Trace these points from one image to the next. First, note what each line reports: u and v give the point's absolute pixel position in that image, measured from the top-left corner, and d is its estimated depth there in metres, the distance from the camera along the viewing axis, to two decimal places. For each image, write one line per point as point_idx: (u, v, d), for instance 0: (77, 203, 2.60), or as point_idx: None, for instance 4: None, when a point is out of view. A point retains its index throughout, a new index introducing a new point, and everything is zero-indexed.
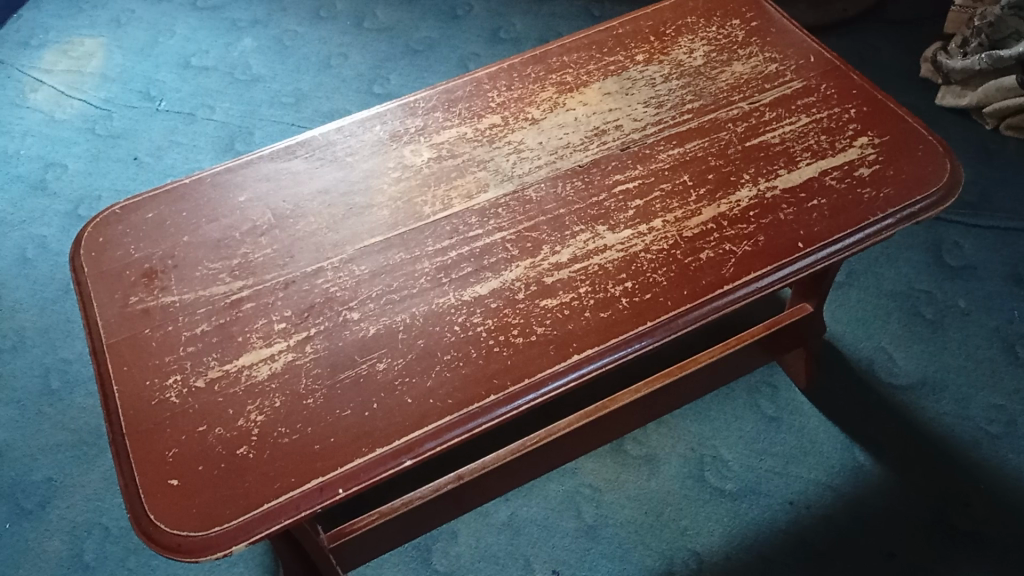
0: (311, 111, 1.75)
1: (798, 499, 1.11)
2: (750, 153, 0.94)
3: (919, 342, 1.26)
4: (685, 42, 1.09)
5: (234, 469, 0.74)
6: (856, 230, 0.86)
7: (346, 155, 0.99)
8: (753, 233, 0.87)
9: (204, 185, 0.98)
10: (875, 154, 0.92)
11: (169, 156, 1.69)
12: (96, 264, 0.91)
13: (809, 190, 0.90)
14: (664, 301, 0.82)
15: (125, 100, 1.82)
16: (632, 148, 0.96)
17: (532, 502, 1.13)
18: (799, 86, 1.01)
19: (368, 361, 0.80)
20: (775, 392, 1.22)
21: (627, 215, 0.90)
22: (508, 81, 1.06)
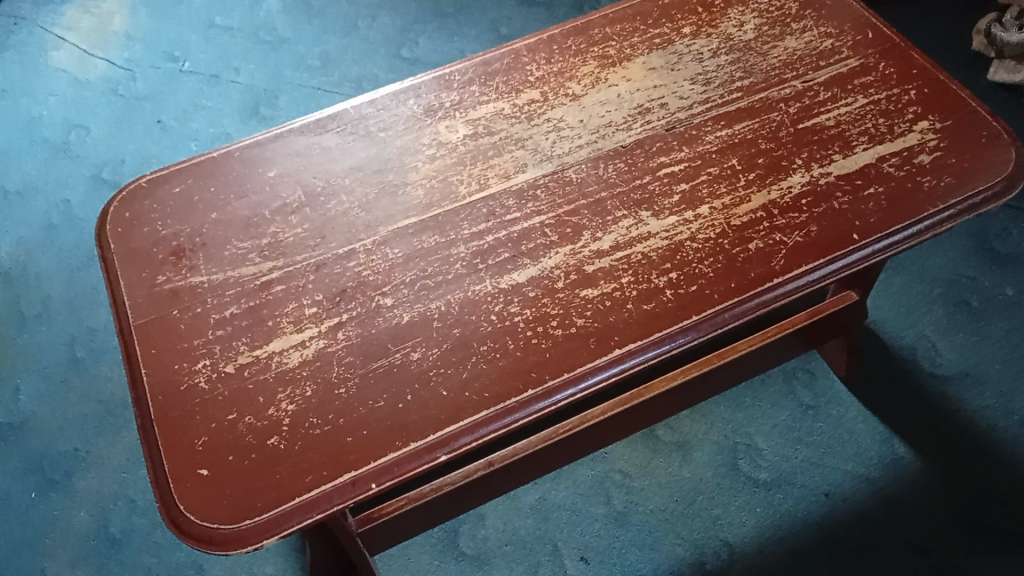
0: (339, 75, 1.71)
1: (834, 491, 1.08)
2: (803, 136, 0.89)
3: (964, 331, 1.22)
4: (735, 14, 1.03)
5: (265, 461, 0.72)
6: (915, 222, 0.82)
7: (378, 130, 0.95)
8: (805, 223, 0.83)
9: (232, 159, 0.95)
10: (936, 140, 0.87)
11: (194, 121, 1.65)
12: (122, 240, 0.89)
13: (865, 177, 0.85)
14: (709, 294, 0.79)
15: (149, 60, 1.78)
16: (678, 128, 0.92)
17: (561, 487, 1.11)
18: (856, 65, 0.95)
19: (402, 351, 0.78)
20: (813, 379, 1.19)
21: (672, 200, 0.86)
22: (547, 54, 1.01)
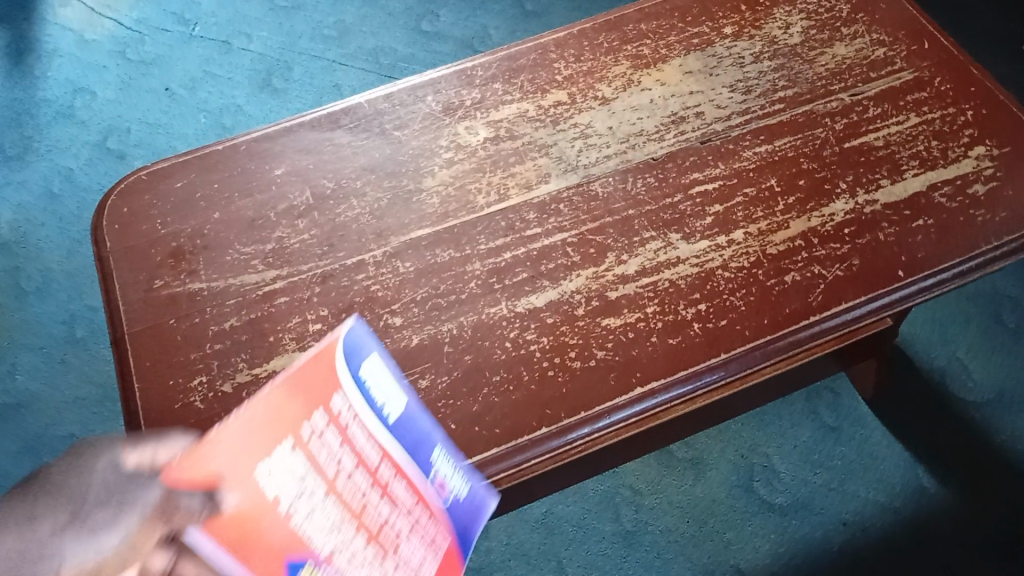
0: (355, 47, 1.64)
1: (853, 519, 1.04)
2: (848, 157, 0.83)
3: (999, 355, 1.17)
4: (781, 15, 0.96)
5: None
6: (965, 259, 0.76)
7: (393, 128, 0.89)
8: (847, 255, 0.77)
9: (238, 153, 0.89)
10: (993, 168, 0.81)
11: (203, 89, 1.59)
12: (119, 238, 0.84)
13: (914, 207, 0.79)
14: (740, 330, 0.74)
15: (158, 21, 1.71)
16: (714, 141, 0.86)
17: (568, 501, 1.08)
18: (910, 78, 0.88)
19: (410, 377, 0.73)
20: (837, 399, 1.14)
21: (705, 222, 0.80)
22: (577, 50, 0.95)
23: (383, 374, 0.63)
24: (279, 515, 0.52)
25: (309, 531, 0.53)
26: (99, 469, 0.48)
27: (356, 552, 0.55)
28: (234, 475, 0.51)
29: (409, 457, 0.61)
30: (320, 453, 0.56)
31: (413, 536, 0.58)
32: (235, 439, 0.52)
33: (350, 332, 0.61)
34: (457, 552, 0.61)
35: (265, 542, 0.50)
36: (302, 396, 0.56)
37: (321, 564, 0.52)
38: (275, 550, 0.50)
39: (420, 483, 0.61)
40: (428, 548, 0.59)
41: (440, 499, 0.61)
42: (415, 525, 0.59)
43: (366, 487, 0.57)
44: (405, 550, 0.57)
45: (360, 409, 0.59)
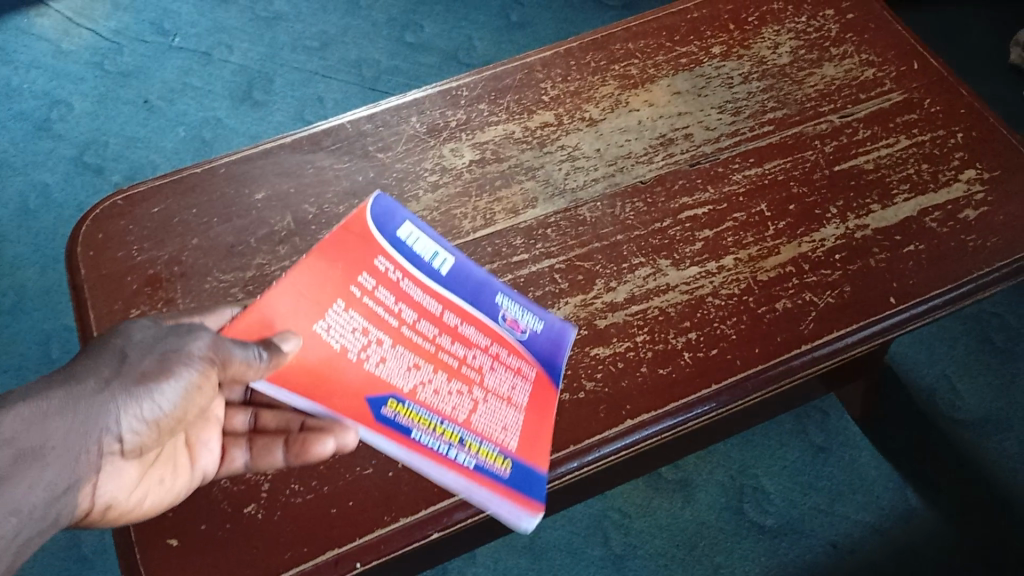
0: (338, 59, 1.62)
1: (842, 541, 1.05)
2: (838, 180, 0.82)
3: (987, 373, 1.17)
4: (769, 34, 0.96)
5: (241, 532, 0.65)
6: (957, 285, 0.74)
7: (377, 150, 0.88)
8: (838, 282, 0.75)
9: (217, 176, 0.87)
10: (984, 192, 0.80)
11: (182, 101, 1.57)
12: (94, 265, 0.81)
13: (906, 232, 0.78)
14: (732, 360, 0.72)
15: (136, 31, 1.69)
16: (702, 164, 0.85)
17: (556, 525, 1.06)
18: (899, 100, 0.88)
19: None
20: (825, 419, 1.14)
21: (694, 248, 0.79)
22: (563, 70, 0.94)
23: (418, 236, 0.75)
24: (350, 361, 0.66)
25: (387, 372, 0.67)
26: (135, 333, 0.58)
27: (436, 383, 0.68)
28: (299, 333, 0.65)
29: (468, 301, 0.74)
30: (378, 307, 0.69)
31: (497, 364, 0.71)
32: (290, 309, 0.65)
33: (375, 203, 0.74)
34: (546, 375, 0.72)
35: (344, 385, 0.64)
36: (343, 263, 0.69)
37: (405, 397, 0.66)
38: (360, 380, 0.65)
39: (484, 320, 0.73)
40: (514, 375, 0.71)
41: (512, 332, 0.73)
42: (495, 358, 0.71)
43: (431, 332, 0.70)
44: (492, 374, 0.71)
45: (406, 266, 0.73)
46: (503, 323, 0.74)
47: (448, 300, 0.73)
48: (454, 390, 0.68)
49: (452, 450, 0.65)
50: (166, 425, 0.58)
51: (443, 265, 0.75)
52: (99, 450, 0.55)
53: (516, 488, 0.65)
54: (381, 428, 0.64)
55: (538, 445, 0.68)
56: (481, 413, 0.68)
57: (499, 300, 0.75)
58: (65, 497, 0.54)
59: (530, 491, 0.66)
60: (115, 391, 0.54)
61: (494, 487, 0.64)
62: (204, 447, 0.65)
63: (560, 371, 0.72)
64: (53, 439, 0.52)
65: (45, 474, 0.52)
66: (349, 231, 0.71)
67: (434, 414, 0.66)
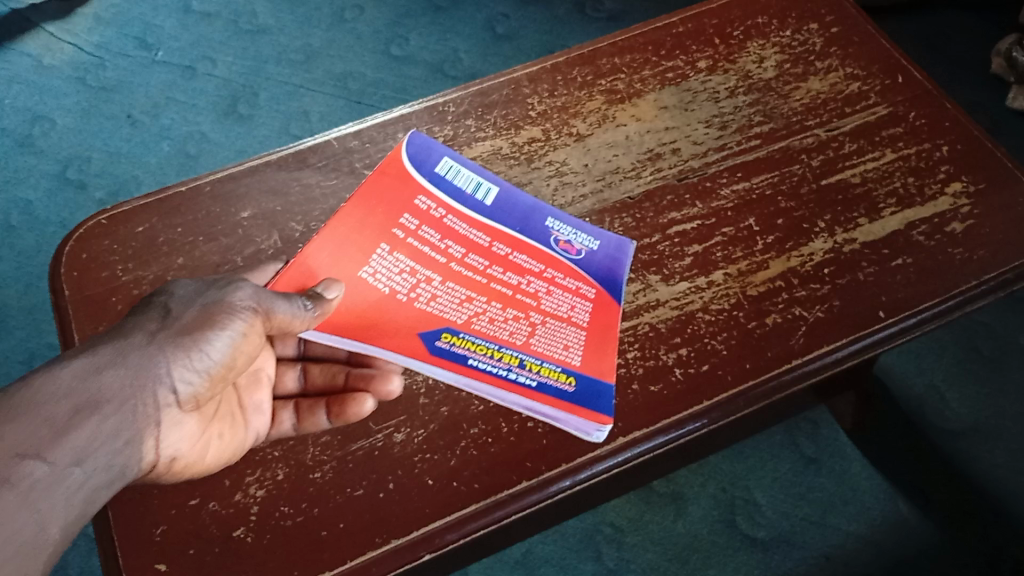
0: (322, 72, 1.61)
1: (834, 553, 1.05)
2: (826, 195, 0.82)
3: (975, 382, 1.18)
4: (755, 48, 0.96)
5: (228, 558, 0.64)
6: (946, 298, 0.75)
7: (363, 167, 0.88)
8: (827, 296, 0.76)
9: (203, 195, 0.87)
10: (970, 205, 0.80)
11: (166, 116, 1.57)
12: (77, 286, 0.80)
13: (893, 246, 0.78)
14: (723, 375, 0.72)
15: (119, 46, 1.69)
16: (691, 179, 0.85)
17: (549, 540, 1.06)
18: (885, 113, 0.88)
19: (384, 431, 0.70)
20: (816, 430, 1.15)
21: (684, 263, 0.79)
22: (550, 85, 0.95)
23: (457, 171, 0.85)
24: (400, 302, 0.74)
25: (439, 308, 0.74)
26: (178, 291, 0.65)
27: (490, 313, 0.75)
28: (348, 280, 0.75)
29: (517, 232, 0.81)
30: (423, 247, 0.78)
31: (553, 287, 0.77)
32: (336, 260, 0.76)
33: (409, 146, 0.86)
34: (607, 294, 0.77)
35: (396, 324, 0.72)
36: (386, 210, 0.80)
37: (460, 328, 0.73)
38: (412, 317, 0.73)
39: (536, 246, 0.80)
40: (572, 296, 0.77)
41: (567, 253, 0.80)
42: (550, 282, 0.78)
43: (481, 264, 0.78)
44: (548, 297, 0.76)
45: (449, 206, 0.81)
46: (557, 246, 0.80)
47: (496, 232, 0.81)
48: (509, 318, 0.75)
49: (513, 373, 0.71)
50: (220, 375, 0.64)
51: (490, 198, 0.83)
52: (156, 403, 0.61)
53: (580, 401, 0.70)
54: (435, 358, 0.71)
55: (603, 359, 0.73)
56: (539, 336, 0.74)
57: (550, 224, 0.82)
58: (127, 449, 0.59)
59: (597, 402, 0.70)
60: (161, 344, 0.61)
61: (557, 402, 0.69)
62: (255, 410, 0.70)
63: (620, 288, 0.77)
64: (106, 392, 0.59)
65: (105, 424, 0.58)
66: (388, 177, 0.83)
67: (490, 340, 0.73)
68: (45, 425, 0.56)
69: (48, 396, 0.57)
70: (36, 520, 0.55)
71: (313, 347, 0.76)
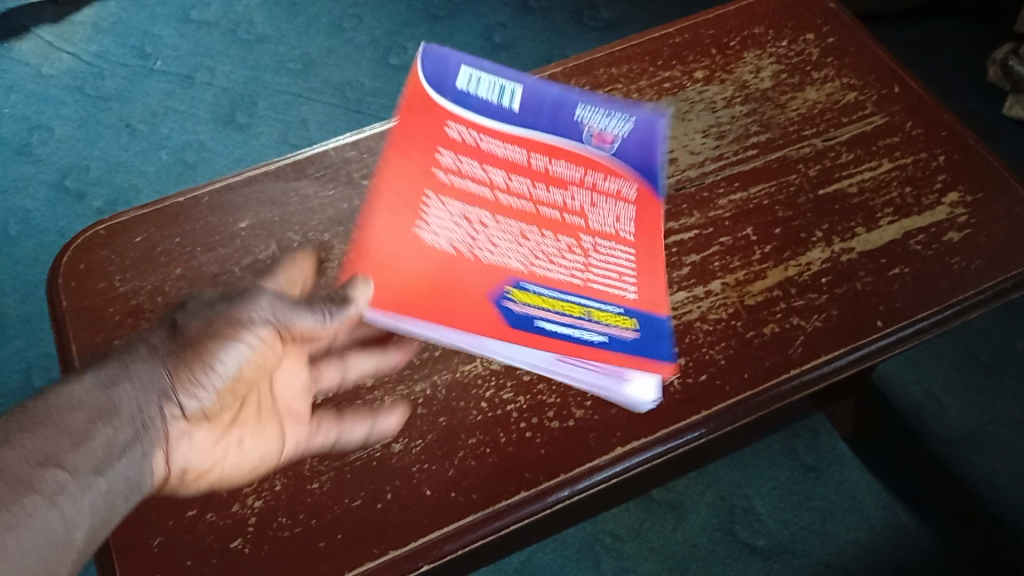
0: (321, 81, 1.62)
1: (833, 562, 1.05)
2: (823, 204, 0.82)
3: (973, 389, 1.18)
4: (752, 58, 0.97)
5: (227, 569, 0.64)
6: (943, 307, 0.75)
7: (361, 177, 0.88)
8: (825, 305, 0.76)
9: (200, 205, 0.87)
10: (967, 215, 0.80)
11: (165, 125, 1.57)
12: (76, 296, 0.81)
13: (890, 256, 0.78)
14: (722, 385, 0.72)
15: (118, 55, 1.69)
16: (688, 189, 0.85)
17: (547, 549, 1.07)
18: (881, 123, 0.89)
19: (382, 442, 0.70)
20: (814, 438, 1.15)
21: (681, 273, 0.79)
22: None
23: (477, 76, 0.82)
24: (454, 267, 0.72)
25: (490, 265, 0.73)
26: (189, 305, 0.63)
27: (540, 250, 0.75)
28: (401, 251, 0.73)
29: (556, 161, 0.81)
30: (463, 188, 0.78)
31: (597, 222, 0.78)
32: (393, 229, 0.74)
33: (427, 61, 0.82)
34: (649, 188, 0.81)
35: (455, 295, 0.70)
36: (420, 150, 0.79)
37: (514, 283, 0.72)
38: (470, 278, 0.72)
39: (575, 150, 0.81)
40: (616, 203, 0.79)
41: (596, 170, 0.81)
42: (593, 190, 0.79)
43: (523, 187, 0.79)
44: (597, 234, 0.77)
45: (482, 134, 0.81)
46: (586, 168, 0.81)
47: (533, 143, 0.81)
48: (558, 252, 0.75)
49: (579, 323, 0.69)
50: (230, 389, 0.63)
51: (516, 103, 0.82)
52: (164, 419, 0.58)
53: (650, 345, 0.70)
54: (499, 325, 0.68)
55: (655, 289, 0.75)
56: (596, 277, 0.74)
57: (576, 137, 0.82)
58: (143, 461, 0.57)
59: (658, 347, 0.70)
60: (167, 359, 0.59)
61: (633, 353, 0.68)
62: (279, 415, 0.67)
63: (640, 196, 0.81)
64: (118, 404, 0.56)
65: (118, 436, 0.55)
66: (414, 110, 0.81)
67: (546, 292, 0.71)
68: (61, 436, 0.53)
69: (61, 407, 0.54)
70: (63, 523, 0.51)
71: None
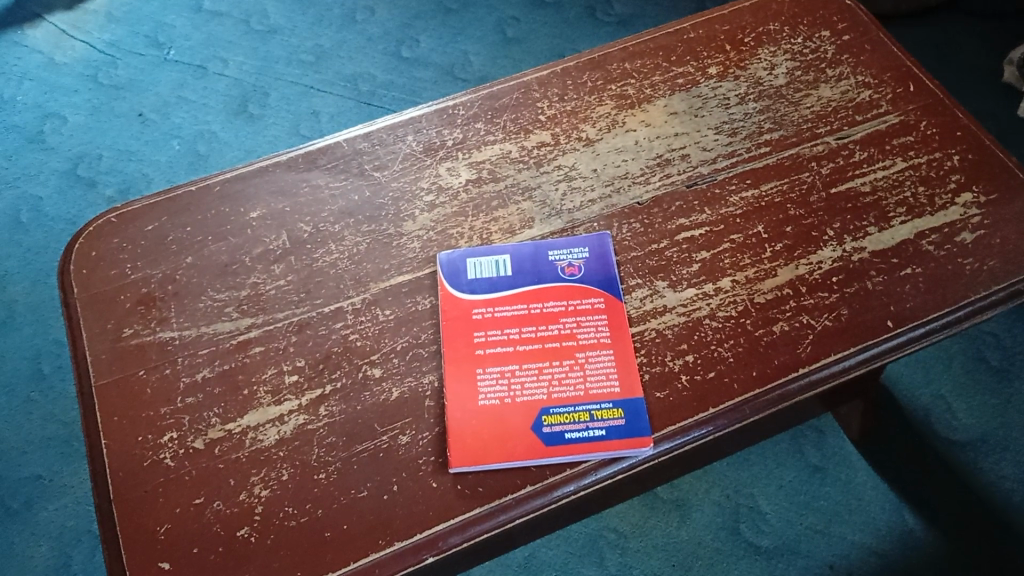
0: (333, 73, 1.62)
1: (838, 562, 1.04)
2: (835, 203, 0.82)
3: (982, 393, 1.17)
4: (766, 55, 0.96)
5: (232, 557, 0.64)
6: (954, 308, 0.74)
7: (372, 169, 0.88)
8: (835, 305, 0.75)
9: (212, 194, 0.87)
10: (981, 216, 0.80)
11: (176, 115, 1.57)
12: (86, 284, 0.81)
13: (902, 256, 0.78)
14: (730, 383, 0.71)
15: (131, 44, 1.70)
16: (700, 185, 0.85)
17: (551, 544, 1.07)
18: (896, 122, 0.88)
19: (389, 433, 0.70)
20: (821, 439, 1.14)
21: (691, 269, 0.78)
22: (560, 90, 0.95)
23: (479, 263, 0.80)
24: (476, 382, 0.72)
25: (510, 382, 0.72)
26: None
27: (521, 362, 0.73)
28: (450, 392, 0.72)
29: (538, 283, 0.78)
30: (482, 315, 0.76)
31: (581, 317, 0.76)
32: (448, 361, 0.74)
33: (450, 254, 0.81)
34: (613, 299, 0.77)
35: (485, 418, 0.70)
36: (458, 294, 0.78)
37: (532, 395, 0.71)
38: (470, 406, 0.71)
39: (552, 294, 0.77)
40: (589, 314, 0.76)
41: (574, 279, 0.78)
42: (566, 304, 0.77)
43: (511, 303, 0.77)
44: (582, 330, 0.75)
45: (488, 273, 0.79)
46: (565, 275, 0.79)
47: (515, 281, 0.78)
48: (537, 363, 0.73)
49: (568, 430, 0.69)
50: None
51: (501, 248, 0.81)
52: None
53: (641, 427, 0.69)
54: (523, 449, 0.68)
55: (630, 374, 0.72)
56: (589, 375, 0.72)
57: (551, 256, 0.80)
58: None
59: (637, 424, 0.69)
60: None
61: (627, 442, 0.68)
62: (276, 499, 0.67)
63: (621, 289, 0.78)
64: None
65: None
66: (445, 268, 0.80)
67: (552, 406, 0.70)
68: None
69: None
70: None
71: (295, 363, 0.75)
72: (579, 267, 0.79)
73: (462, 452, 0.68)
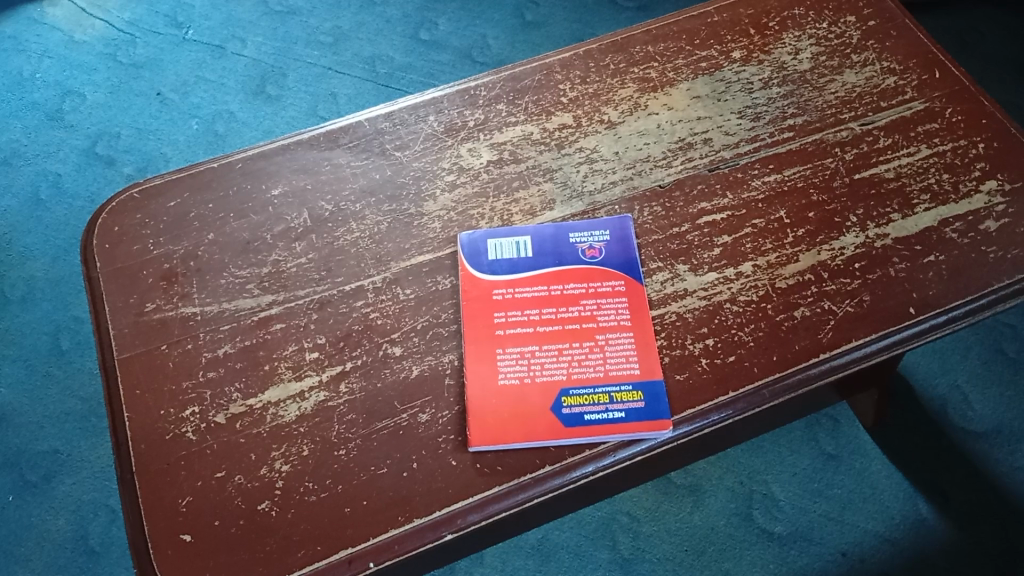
0: (351, 55, 1.62)
1: (851, 550, 1.04)
2: (859, 189, 0.81)
3: (999, 384, 1.17)
4: (790, 40, 0.96)
5: (253, 530, 0.65)
6: (977, 296, 0.74)
7: (394, 149, 0.88)
8: (857, 291, 0.75)
9: (234, 171, 0.88)
10: (1005, 204, 0.79)
11: (195, 95, 1.58)
12: (109, 259, 0.82)
13: (926, 243, 0.77)
14: (749, 367, 0.71)
15: (150, 23, 1.70)
16: (722, 169, 0.84)
17: (564, 527, 1.08)
18: (921, 109, 0.87)
19: (409, 411, 0.70)
20: (836, 427, 1.14)
21: (713, 253, 0.78)
22: (583, 72, 0.95)
23: (500, 244, 0.80)
24: (496, 364, 0.72)
25: (531, 364, 0.72)
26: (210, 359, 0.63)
27: (542, 346, 0.73)
28: (472, 374, 0.72)
29: (558, 265, 0.78)
30: (506, 298, 0.76)
31: (602, 299, 0.76)
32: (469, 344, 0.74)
33: (470, 236, 0.81)
34: (634, 284, 0.77)
35: (503, 399, 0.70)
36: (479, 278, 0.78)
37: (552, 377, 0.71)
38: (491, 385, 0.71)
39: (573, 276, 0.77)
40: (612, 299, 0.76)
41: (595, 261, 0.78)
42: (587, 287, 0.76)
43: (534, 287, 0.77)
44: (602, 312, 0.75)
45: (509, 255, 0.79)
46: (585, 256, 0.79)
47: (537, 264, 0.78)
48: (559, 347, 0.73)
49: (587, 412, 0.69)
50: None
51: (523, 231, 0.81)
52: None
53: (661, 409, 0.69)
54: (542, 430, 0.68)
55: (650, 358, 0.72)
56: (609, 358, 0.72)
57: (573, 238, 0.80)
58: None
59: (658, 406, 0.69)
60: None
61: (647, 425, 0.68)
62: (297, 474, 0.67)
63: (642, 272, 0.78)
64: None
65: None
66: (466, 252, 0.80)
67: (573, 387, 0.70)
68: None
69: None
70: None
71: (317, 340, 0.75)
72: (601, 250, 0.79)
73: (482, 431, 0.68)
